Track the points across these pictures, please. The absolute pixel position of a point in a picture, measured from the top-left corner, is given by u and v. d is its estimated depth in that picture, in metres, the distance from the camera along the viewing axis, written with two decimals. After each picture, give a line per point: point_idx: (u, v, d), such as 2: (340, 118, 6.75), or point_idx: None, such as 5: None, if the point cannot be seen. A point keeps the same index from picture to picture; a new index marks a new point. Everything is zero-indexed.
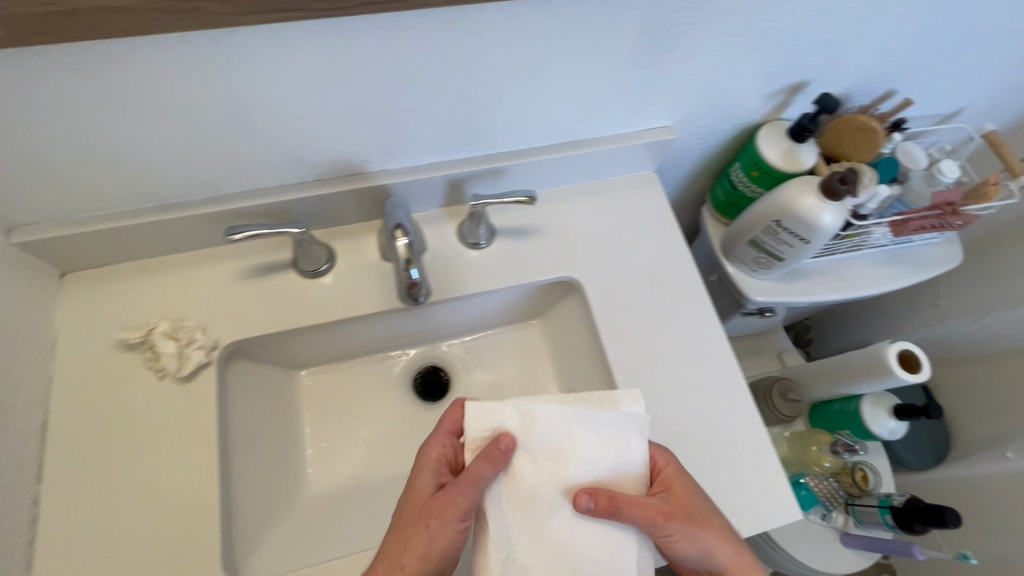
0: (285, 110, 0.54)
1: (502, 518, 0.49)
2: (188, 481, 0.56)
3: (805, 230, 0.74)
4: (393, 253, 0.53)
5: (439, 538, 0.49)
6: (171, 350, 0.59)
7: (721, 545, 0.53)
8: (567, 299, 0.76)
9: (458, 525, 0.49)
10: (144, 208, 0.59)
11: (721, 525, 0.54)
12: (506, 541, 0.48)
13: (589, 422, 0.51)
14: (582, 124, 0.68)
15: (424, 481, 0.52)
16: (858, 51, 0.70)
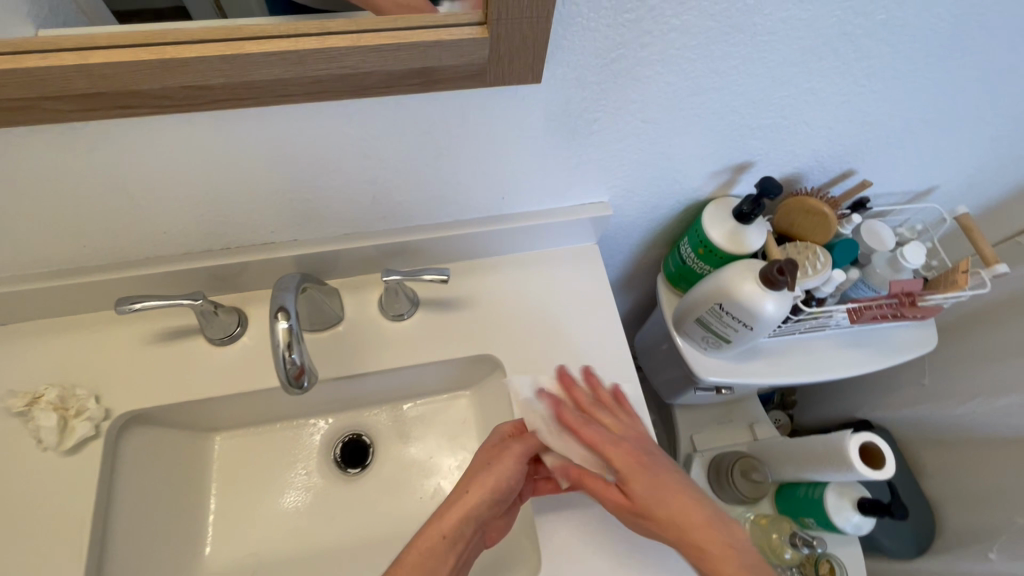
0: (177, 183, 0.53)
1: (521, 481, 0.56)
2: (51, 561, 0.53)
3: (746, 315, 0.69)
4: (273, 336, 0.51)
5: (489, 483, 0.55)
6: (52, 422, 0.57)
7: (666, 528, 0.48)
8: (496, 373, 0.72)
9: (512, 473, 0.55)
10: (44, 272, 0.59)
11: (689, 522, 0.47)
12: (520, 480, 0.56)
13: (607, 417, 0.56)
14: (508, 198, 0.66)
15: (493, 441, 0.59)
16: (800, 136, 0.67)
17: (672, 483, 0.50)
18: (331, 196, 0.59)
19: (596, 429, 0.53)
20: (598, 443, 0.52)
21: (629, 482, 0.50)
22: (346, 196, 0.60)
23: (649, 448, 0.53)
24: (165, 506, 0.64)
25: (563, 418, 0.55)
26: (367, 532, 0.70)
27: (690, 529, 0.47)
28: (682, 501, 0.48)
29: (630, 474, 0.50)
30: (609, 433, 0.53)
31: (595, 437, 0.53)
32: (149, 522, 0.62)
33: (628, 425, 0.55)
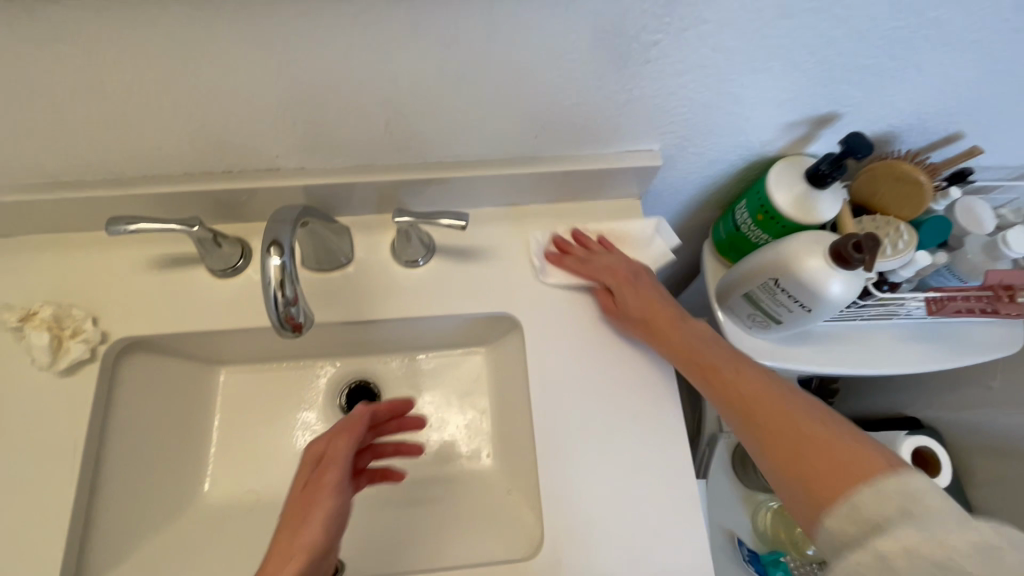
0: (169, 89, 0.47)
1: (343, 499, 0.49)
2: (45, 475, 0.53)
3: (806, 295, 0.60)
4: (263, 274, 0.45)
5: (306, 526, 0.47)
6: (44, 341, 0.55)
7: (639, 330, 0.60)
8: (513, 333, 0.67)
9: (326, 502, 0.48)
10: (41, 183, 0.55)
11: (678, 334, 0.57)
12: (338, 496, 0.49)
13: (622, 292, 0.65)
14: (539, 138, 0.58)
15: (302, 472, 0.51)
16: (903, 84, 0.55)
17: (652, 294, 0.60)
18: (341, 120, 0.52)
19: (597, 261, 0.63)
20: (597, 271, 0.62)
21: (618, 292, 0.60)
22: (356, 121, 0.53)
23: (641, 274, 0.62)
24: (164, 434, 0.62)
25: (567, 263, 0.63)
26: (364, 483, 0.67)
27: (658, 319, 0.58)
28: (656, 304, 0.59)
29: (617, 285, 0.60)
30: (607, 262, 0.62)
31: (596, 266, 0.62)
32: (143, 447, 0.60)
33: (624, 258, 0.63)
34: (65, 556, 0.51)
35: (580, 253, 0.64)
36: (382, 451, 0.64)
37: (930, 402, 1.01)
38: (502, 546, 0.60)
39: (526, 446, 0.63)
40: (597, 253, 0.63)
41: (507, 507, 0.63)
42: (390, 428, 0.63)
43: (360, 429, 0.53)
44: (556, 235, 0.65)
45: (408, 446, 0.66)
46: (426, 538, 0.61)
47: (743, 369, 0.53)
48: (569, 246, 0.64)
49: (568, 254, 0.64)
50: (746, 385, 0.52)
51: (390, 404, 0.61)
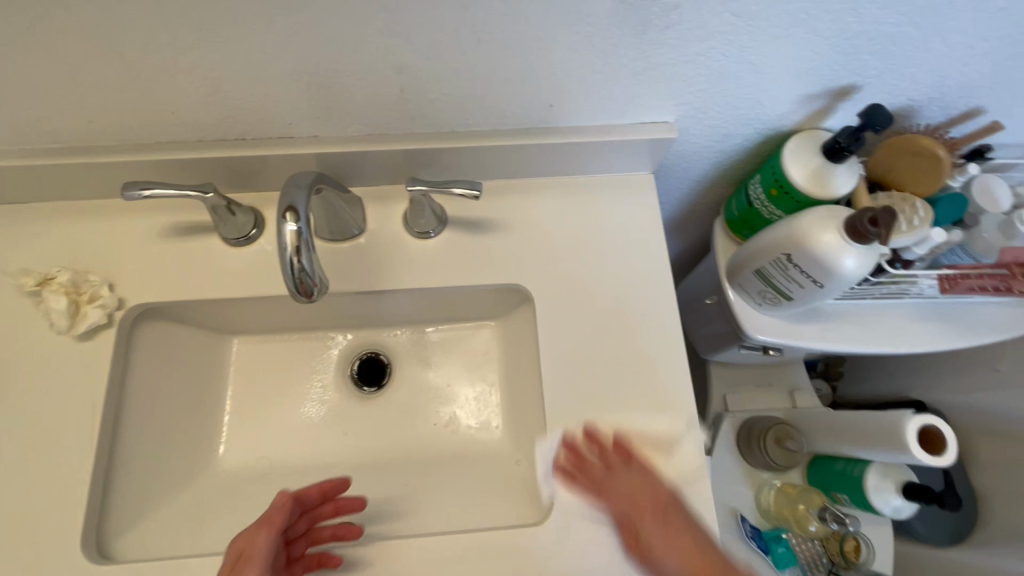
0: (182, 53, 0.47)
1: None
2: (64, 437, 0.54)
3: (818, 270, 0.60)
4: (279, 239, 0.45)
5: None
6: (62, 305, 0.55)
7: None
8: (524, 306, 0.67)
9: None
10: (56, 148, 0.56)
11: None
12: None
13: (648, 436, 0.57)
14: (552, 108, 0.57)
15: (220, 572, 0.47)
16: (925, 55, 0.54)
17: (693, 535, 0.44)
18: (355, 87, 0.52)
19: (613, 489, 0.50)
20: (614, 500, 0.49)
21: (641, 528, 0.46)
22: (369, 88, 0.52)
23: (676, 503, 0.47)
24: (178, 404, 0.63)
25: (581, 474, 0.53)
26: (375, 452, 0.68)
27: (702, 569, 0.42)
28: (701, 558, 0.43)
29: (641, 521, 0.47)
30: (626, 490, 0.49)
31: (612, 495, 0.50)
32: (158, 415, 0.61)
33: (650, 483, 0.49)
34: (86, 517, 0.52)
35: (594, 466, 0.53)
36: (320, 537, 0.55)
37: (936, 384, 1.01)
38: (510, 514, 0.61)
39: (535, 418, 0.63)
40: (612, 470, 0.52)
41: (515, 477, 0.64)
42: (326, 513, 0.58)
43: (279, 522, 0.50)
44: (569, 436, 0.56)
45: (347, 527, 0.57)
46: (435, 507, 0.63)
47: None
48: (583, 451, 0.55)
49: (580, 474, 0.54)
50: None
51: (322, 486, 0.58)
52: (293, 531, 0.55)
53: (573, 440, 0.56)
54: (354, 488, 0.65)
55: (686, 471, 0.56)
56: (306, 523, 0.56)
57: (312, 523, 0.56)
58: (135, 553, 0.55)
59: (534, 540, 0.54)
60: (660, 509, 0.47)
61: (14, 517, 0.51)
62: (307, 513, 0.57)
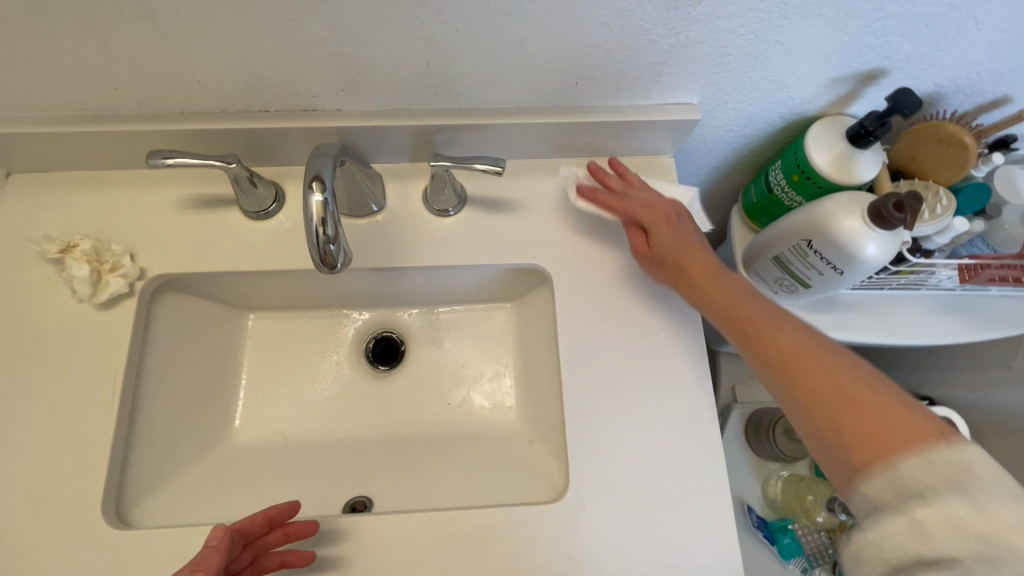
0: (209, 21, 0.47)
1: None
2: (83, 405, 0.54)
3: (840, 257, 0.60)
4: (306, 210, 0.46)
5: None
6: (84, 273, 0.55)
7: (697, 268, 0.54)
8: (541, 287, 0.67)
9: None
10: (82, 116, 0.56)
11: (726, 283, 0.53)
12: None
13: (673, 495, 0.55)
14: (575, 85, 0.57)
15: None
16: (957, 39, 0.54)
17: (690, 237, 0.57)
18: (381, 58, 0.52)
19: (632, 197, 0.60)
20: (634, 207, 0.59)
21: (651, 228, 0.58)
22: (395, 60, 0.52)
23: (679, 214, 0.59)
24: (195, 376, 0.63)
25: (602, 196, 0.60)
26: (389, 429, 0.68)
27: (693, 265, 0.55)
28: (692, 248, 0.56)
29: (654, 224, 0.57)
30: (646, 200, 0.59)
31: (630, 202, 0.59)
32: (176, 387, 0.62)
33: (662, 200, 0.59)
34: (105, 485, 0.52)
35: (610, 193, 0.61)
36: (267, 567, 0.51)
37: (946, 381, 1.01)
38: (523, 492, 0.61)
39: (550, 397, 0.64)
40: (634, 189, 0.60)
41: (529, 455, 0.65)
42: (275, 542, 0.52)
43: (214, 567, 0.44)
44: (590, 164, 0.62)
45: (297, 554, 0.52)
46: (449, 484, 0.63)
47: (785, 326, 0.48)
48: (605, 179, 0.61)
49: (602, 188, 0.60)
50: (790, 342, 0.47)
51: (267, 513, 0.51)
52: (236, 564, 0.50)
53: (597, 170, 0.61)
54: (367, 465, 0.65)
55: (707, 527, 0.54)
56: (251, 555, 0.51)
57: (259, 553, 0.51)
58: (150, 522, 0.55)
59: (549, 517, 0.54)
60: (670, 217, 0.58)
61: (35, 482, 0.52)
62: (252, 542, 0.52)
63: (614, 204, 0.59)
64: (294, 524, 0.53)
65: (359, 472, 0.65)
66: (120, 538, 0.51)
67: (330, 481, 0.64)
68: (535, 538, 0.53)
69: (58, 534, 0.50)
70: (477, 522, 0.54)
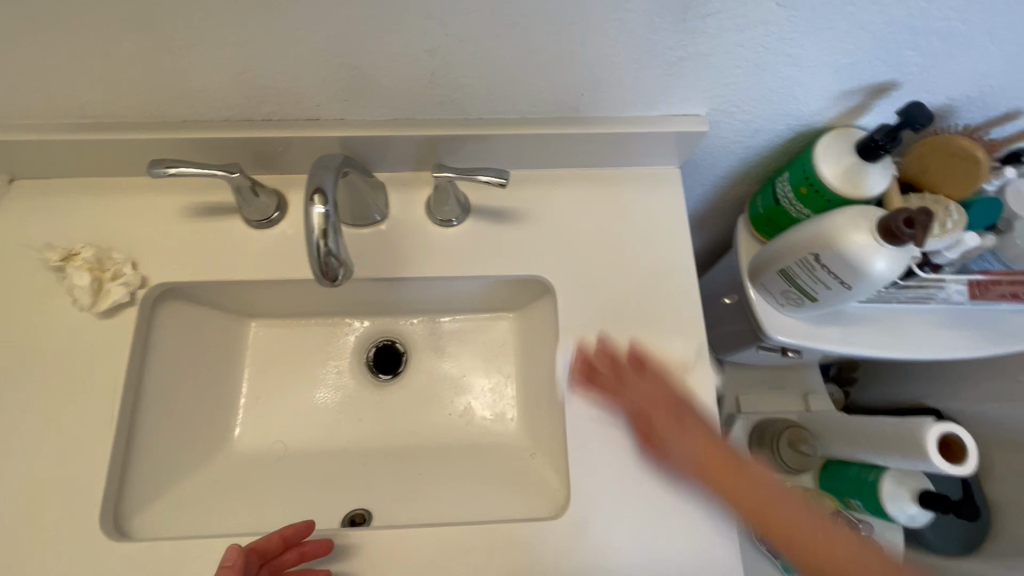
0: (213, 32, 0.47)
1: None
2: (84, 414, 0.54)
3: (848, 271, 0.59)
4: (308, 221, 0.45)
5: None
6: (86, 282, 0.55)
7: (712, 479, 0.48)
8: (544, 298, 0.66)
9: None
10: (85, 124, 0.56)
11: (753, 499, 0.47)
12: None
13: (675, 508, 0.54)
14: (581, 96, 0.56)
15: None
16: (970, 53, 0.53)
17: (702, 437, 0.50)
18: (386, 69, 0.51)
19: (631, 387, 0.54)
20: (637, 399, 0.53)
21: (659, 430, 0.52)
22: (399, 71, 0.52)
23: (683, 400, 0.53)
24: (195, 385, 0.63)
25: (598, 381, 0.56)
26: (390, 440, 0.68)
27: (716, 466, 0.48)
28: (709, 450, 0.49)
29: (661, 431, 0.51)
30: (645, 391, 0.53)
31: (630, 394, 0.54)
32: (177, 396, 0.61)
33: (661, 384, 0.54)
34: (105, 496, 0.52)
35: (605, 374, 0.56)
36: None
37: (953, 394, 1.00)
38: (524, 507, 0.61)
39: (552, 410, 0.63)
40: (630, 376, 0.55)
41: (531, 469, 0.64)
42: (288, 562, 0.51)
43: None
44: (579, 349, 0.59)
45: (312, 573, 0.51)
46: (450, 497, 0.63)
47: (830, 532, 0.46)
48: (594, 362, 0.57)
49: (596, 376, 0.56)
50: (806, 523, 0.46)
51: (282, 533, 0.51)
52: None
53: (586, 347, 0.59)
54: (367, 476, 0.65)
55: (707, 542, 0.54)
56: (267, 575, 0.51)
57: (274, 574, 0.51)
58: (150, 533, 0.55)
59: (550, 534, 0.53)
60: (676, 413, 0.51)
61: (35, 492, 0.51)
62: (267, 563, 0.51)
63: (621, 395, 0.54)
64: (308, 543, 0.52)
65: (359, 483, 0.64)
66: (118, 551, 0.50)
67: (329, 492, 0.63)
68: (537, 555, 0.53)
69: (57, 546, 0.50)
70: (479, 539, 0.53)
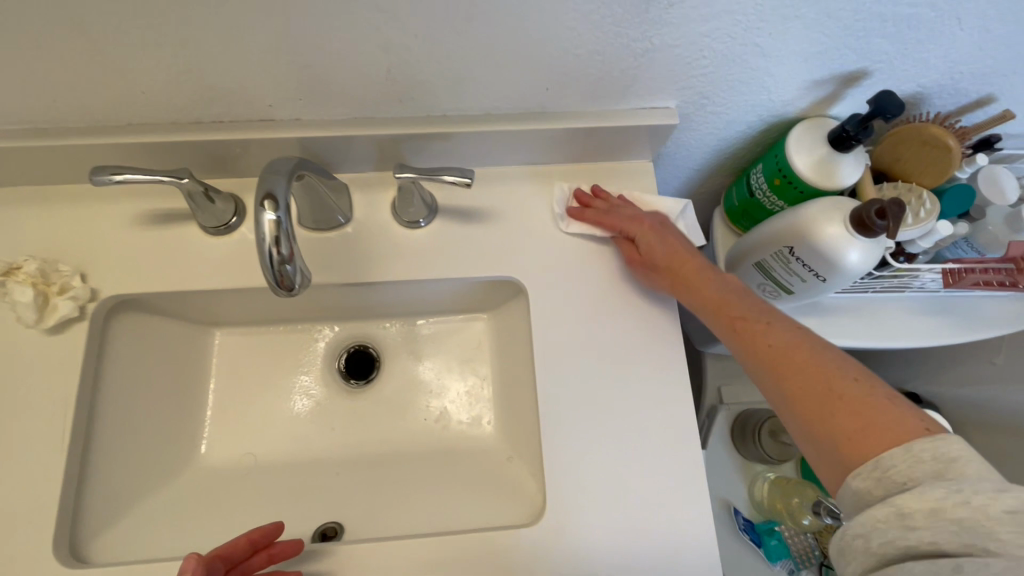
0: (152, 31, 0.44)
1: None
2: (34, 436, 0.51)
3: (822, 263, 0.58)
4: (257, 228, 0.43)
5: None
6: (29, 297, 0.52)
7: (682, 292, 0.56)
8: (517, 298, 0.64)
9: None
10: (22, 130, 0.52)
11: (725, 284, 0.54)
12: None
13: (652, 510, 0.53)
14: (547, 90, 0.54)
15: None
16: (940, 39, 0.52)
17: (677, 242, 0.58)
18: (340, 65, 0.49)
19: (614, 212, 0.60)
20: (621, 222, 0.59)
21: (641, 241, 0.58)
22: (354, 68, 0.49)
23: (666, 224, 0.60)
24: (156, 399, 0.61)
25: (592, 210, 0.61)
26: (364, 448, 0.66)
27: (686, 274, 0.55)
28: (682, 254, 0.56)
29: (643, 235, 0.58)
30: (630, 215, 0.60)
31: (615, 220, 0.60)
32: (137, 411, 0.59)
33: (641, 215, 0.60)
34: (58, 521, 0.50)
35: (595, 206, 0.61)
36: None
37: (931, 379, 1.01)
38: (501, 512, 0.59)
39: (528, 412, 0.61)
40: (619, 205, 0.61)
41: (508, 472, 0.63)
42: (258, 565, 0.50)
43: None
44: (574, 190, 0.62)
45: None
46: (425, 505, 0.61)
47: (808, 343, 0.46)
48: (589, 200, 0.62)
49: (590, 207, 0.61)
50: (776, 339, 0.48)
51: (249, 535, 0.50)
52: None
53: (581, 190, 0.62)
54: (340, 486, 0.63)
55: (686, 542, 0.53)
56: None
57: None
58: (109, 554, 0.53)
59: (526, 540, 0.52)
60: (657, 229, 0.59)
61: None
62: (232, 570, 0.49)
63: (607, 219, 0.60)
64: (277, 545, 0.51)
65: (332, 494, 0.62)
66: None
67: (301, 504, 0.61)
68: (512, 563, 0.51)
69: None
70: (454, 547, 0.52)
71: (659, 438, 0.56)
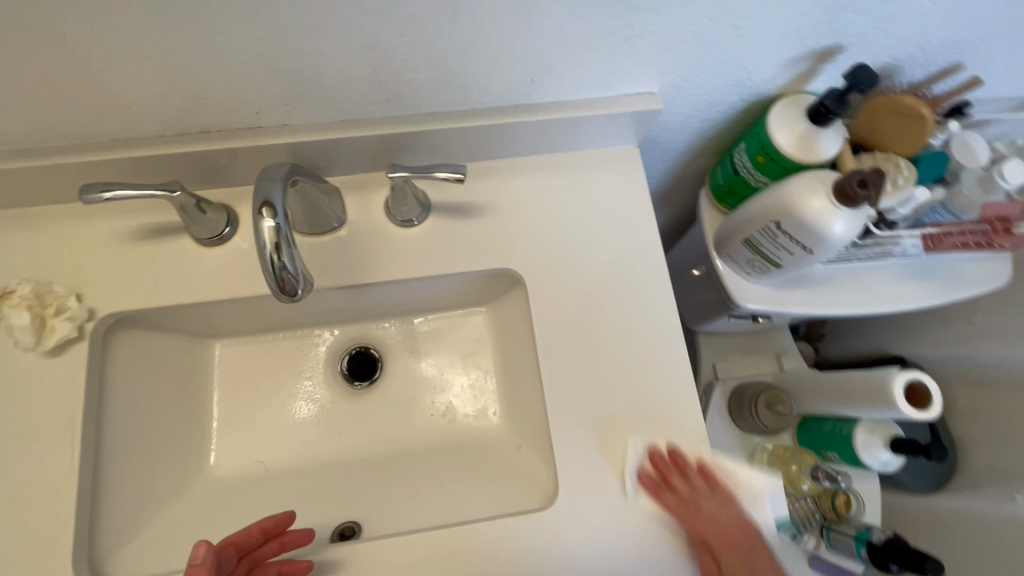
0: (133, 44, 0.44)
1: None
2: (41, 458, 0.51)
3: (808, 236, 0.60)
4: (257, 237, 0.43)
5: None
6: (25, 320, 0.52)
7: None
8: (515, 290, 0.65)
9: None
10: (4, 151, 0.51)
11: None
12: None
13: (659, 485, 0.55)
14: (533, 83, 0.55)
15: None
16: (910, 11, 0.53)
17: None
18: (326, 68, 0.49)
19: (702, 509, 0.53)
20: (705, 527, 0.52)
21: (723, 559, 0.52)
22: (340, 71, 0.50)
23: (746, 524, 0.53)
24: (161, 414, 0.60)
25: (673, 487, 0.54)
26: (372, 448, 0.67)
27: None
28: None
29: (728, 554, 0.52)
30: (716, 517, 0.53)
31: (700, 518, 0.53)
32: (143, 428, 0.59)
33: (729, 506, 0.54)
34: (75, 542, 0.50)
35: (678, 488, 0.54)
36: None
37: (915, 341, 1.04)
38: (514, 500, 0.60)
39: (533, 400, 0.63)
40: (703, 491, 0.54)
41: (517, 462, 0.64)
42: (271, 552, 0.53)
43: None
44: (653, 454, 0.56)
45: (293, 563, 0.50)
46: (439, 499, 0.62)
47: None
48: (667, 472, 0.55)
49: (668, 486, 0.54)
50: None
51: (263, 524, 0.53)
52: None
53: (658, 451, 0.56)
54: (352, 487, 0.64)
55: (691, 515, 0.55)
56: (247, 567, 0.52)
57: (253, 566, 0.52)
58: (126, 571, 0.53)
59: (542, 525, 0.53)
60: (748, 555, 0.52)
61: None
62: (246, 554, 0.52)
63: (688, 520, 0.53)
64: (289, 534, 0.54)
65: (345, 495, 0.63)
66: None
67: (316, 507, 0.62)
68: (529, 546, 0.53)
69: None
70: (471, 537, 0.53)
71: (662, 415, 0.57)
